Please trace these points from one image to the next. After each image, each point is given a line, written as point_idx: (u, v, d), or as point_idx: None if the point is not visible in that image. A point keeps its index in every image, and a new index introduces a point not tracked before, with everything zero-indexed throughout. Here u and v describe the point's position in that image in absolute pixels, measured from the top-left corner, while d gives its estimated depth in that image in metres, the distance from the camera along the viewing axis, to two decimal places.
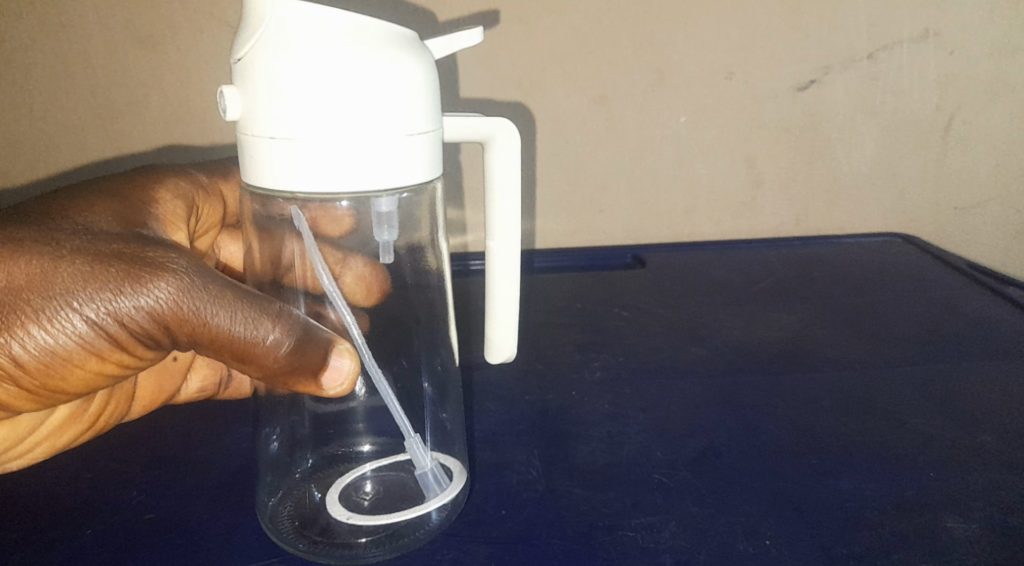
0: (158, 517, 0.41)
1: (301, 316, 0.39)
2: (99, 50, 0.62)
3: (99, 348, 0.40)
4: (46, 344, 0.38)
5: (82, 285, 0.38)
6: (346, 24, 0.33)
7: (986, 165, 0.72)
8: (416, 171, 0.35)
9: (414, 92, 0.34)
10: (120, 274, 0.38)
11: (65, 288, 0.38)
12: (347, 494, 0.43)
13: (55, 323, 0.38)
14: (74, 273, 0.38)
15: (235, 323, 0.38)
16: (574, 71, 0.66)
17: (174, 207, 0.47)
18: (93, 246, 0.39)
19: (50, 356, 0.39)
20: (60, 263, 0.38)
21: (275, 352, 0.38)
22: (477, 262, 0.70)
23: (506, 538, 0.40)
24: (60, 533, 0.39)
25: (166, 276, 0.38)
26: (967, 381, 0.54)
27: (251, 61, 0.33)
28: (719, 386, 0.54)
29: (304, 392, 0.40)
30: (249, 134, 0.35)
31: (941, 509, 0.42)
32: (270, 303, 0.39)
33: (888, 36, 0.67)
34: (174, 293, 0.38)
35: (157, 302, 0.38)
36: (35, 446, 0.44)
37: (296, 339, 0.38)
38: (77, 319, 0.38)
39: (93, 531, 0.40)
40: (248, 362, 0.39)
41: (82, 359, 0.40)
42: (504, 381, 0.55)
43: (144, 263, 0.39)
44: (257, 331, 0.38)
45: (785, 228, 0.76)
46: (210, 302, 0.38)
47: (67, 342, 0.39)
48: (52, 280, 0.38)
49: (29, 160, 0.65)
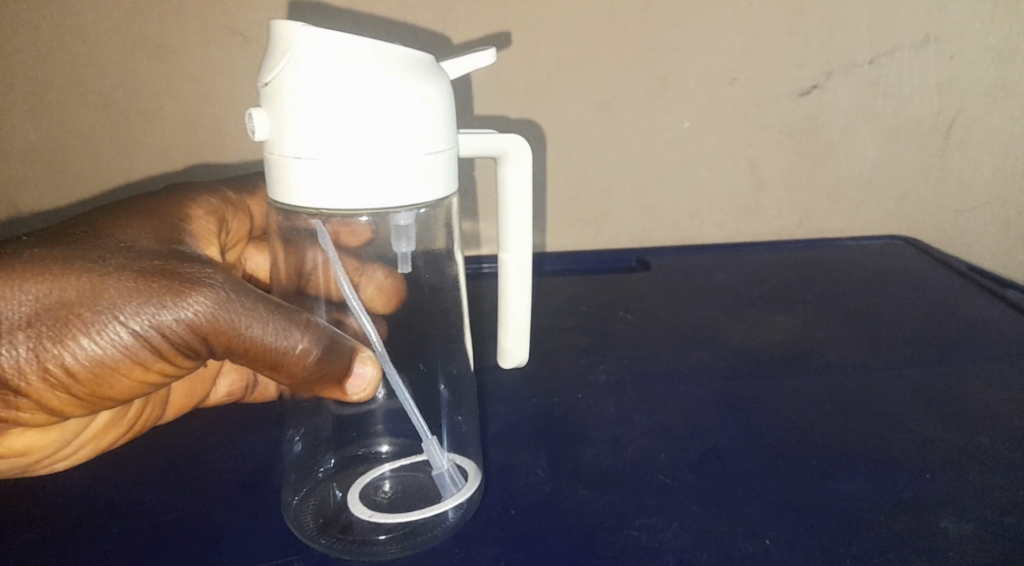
0: (174, 520, 0.42)
1: (328, 326, 0.42)
2: (115, 60, 0.63)
3: (143, 358, 0.41)
4: (96, 354, 0.40)
5: (128, 298, 0.39)
6: (370, 48, 0.35)
7: (984, 169, 0.73)
8: (433, 188, 0.37)
9: (430, 113, 0.36)
10: (163, 288, 0.40)
11: (111, 301, 0.39)
12: (368, 493, 0.45)
13: (102, 334, 0.39)
14: (120, 287, 0.40)
15: (269, 332, 0.40)
16: (579, 79, 0.67)
17: (206, 223, 0.49)
18: (136, 263, 0.41)
19: (99, 366, 0.40)
20: (106, 278, 0.40)
21: (305, 360, 0.40)
22: (490, 265, 0.71)
23: (514, 539, 0.42)
24: (84, 535, 0.41)
25: (203, 290, 0.40)
26: (963, 383, 0.55)
27: (277, 84, 0.35)
28: (721, 388, 0.55)
29: (330, 397, 0.42)
30: (276, 153, 0.36)
31: (936, 510, 0.43)
32: (298, 315, 0.41)
33: (887, 43, 0.68)
34: (211, 307, 0.40)
35: (197, 314, 0.40)
36: (80, 448, 0.46)
37: (324, 348, 0.40)
38: (123, 331, 0.40)
39: (114, 532, 0.41)
40: (279, 370, 0.41)
41: (128, 368, 0.41)
42: (512, 385, 0.56)
43: (184, 277, 0.40)
44: (288, 341, 0.40)
45: (787, 232, 0.77)
46: (246, 313, 0.40)
47: (114, 352, 0.40)
48: (99, 295, 0.39)
49: (46, 169, 0.66)
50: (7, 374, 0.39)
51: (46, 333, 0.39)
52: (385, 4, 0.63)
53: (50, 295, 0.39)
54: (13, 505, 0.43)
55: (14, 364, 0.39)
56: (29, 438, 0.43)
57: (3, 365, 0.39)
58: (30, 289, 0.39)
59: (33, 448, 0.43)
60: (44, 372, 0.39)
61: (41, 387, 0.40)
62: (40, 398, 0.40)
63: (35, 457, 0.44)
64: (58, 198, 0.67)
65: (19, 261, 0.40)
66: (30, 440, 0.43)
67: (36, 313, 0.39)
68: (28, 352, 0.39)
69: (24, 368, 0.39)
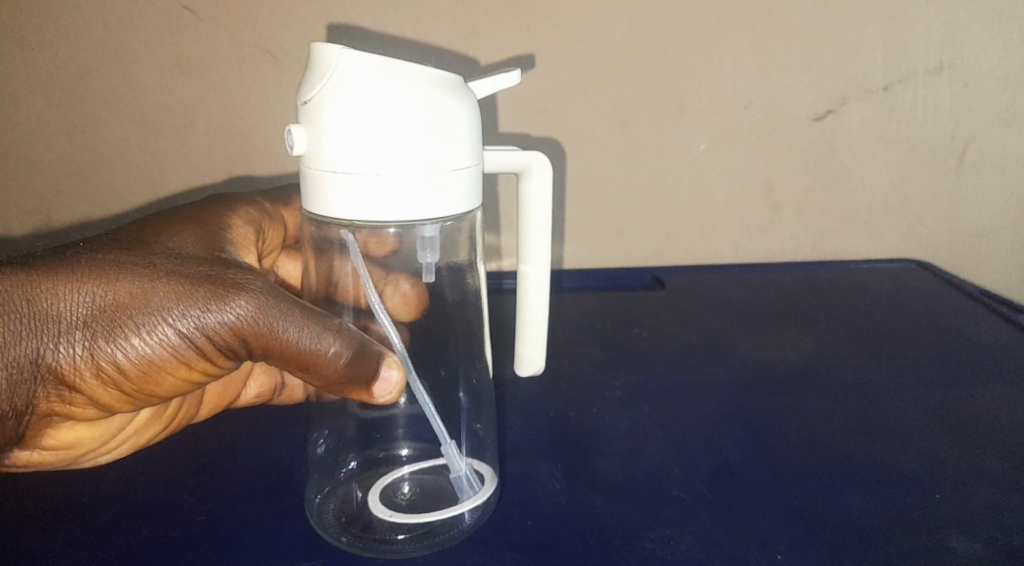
0: (208, 519, 0.44)
1: (358, 331, 0.43)
2: (150, 76, 0.66)
3: (188, 357, 0.43)
4: (145, 353, 0.42)
5: (175, 301, 0.41)
6: (401, 69, 0.36)
7: (998, 194, 0.74)
8: (459, 202, 0.39)
9: (458, 131, 0.38)
10: (207, 292, 0.41)
11: (160, 304, 0.41)
12: (387, 494, 0.46)
13: (151, 334, 0.42)
14: (167, 291, 0.41)
15: (303, 337, 0.41)
16: (598, 101, 0.69)
17: (245, 231, 0.51)
18: (183, 267, 0.42)
19: (147, 363, 0.43)
20: (155, 281, 0.41)
21: (335, 363, 0.42)
22: (512, 281, 0.73)
23: (531, 546, 0.43)
24: (122, 531, 0.43)
25: (244, 294, 0.42)
26: (975, 404, 0.56)
27: (314, 102, 0.37)
28: (734, 405, 0.56)
29: (357, 399, 0.44)
30: (311, 167, 0.38)
31: (946, 528, 0.44)
32: (331, 319, 0.42)
33: (902, 70, 0.69)
34: (251, 310, 0.41)
35: (238, 318, 0.41)
36: (123, 441, 0.49)
37: (354, 352, 0.42)
38: (170, 331, 0.42)
39: (152, 529, 0.43)
40: (311, 372, 0.42)
41: (173, 367, 0.43)
42: (529, 397, 0.57)
43: (227, 282, 0.42)
44: (321, 343, 0.41)
45: (802, 252, 0.78)
46: (283, 317, 0.41)
47: (161, 351, 0.42)
48: (148, 297, 0.41)
49: (81, 180, 0.69)
50: (64, 370, 0.42)
51: (99, 333, 0.41)
52: (411, 25, 0.65)
53: (103, 294, 0.41)
54: (59, 494, 0.46)
55: (71, 361, 0.41)
56: (78, 432, 0.46)
57: (60, 362, 0.41)
58: (84, 289, 0.41)
59: (81, 440, 0.46)
60: (98, 368, 0.42)
61: (94, 382, 0.43)
62: (92, 393, 0.43)
63: (82, 449, 0.47)
64: (92, 207, 0.70)
65: (74, 262, 0.42)
66: (80, 433, 0.46)
67: (91, 313, 0.41)
68: (82, 350, 0.41)
69: (79, 365, 0.42)
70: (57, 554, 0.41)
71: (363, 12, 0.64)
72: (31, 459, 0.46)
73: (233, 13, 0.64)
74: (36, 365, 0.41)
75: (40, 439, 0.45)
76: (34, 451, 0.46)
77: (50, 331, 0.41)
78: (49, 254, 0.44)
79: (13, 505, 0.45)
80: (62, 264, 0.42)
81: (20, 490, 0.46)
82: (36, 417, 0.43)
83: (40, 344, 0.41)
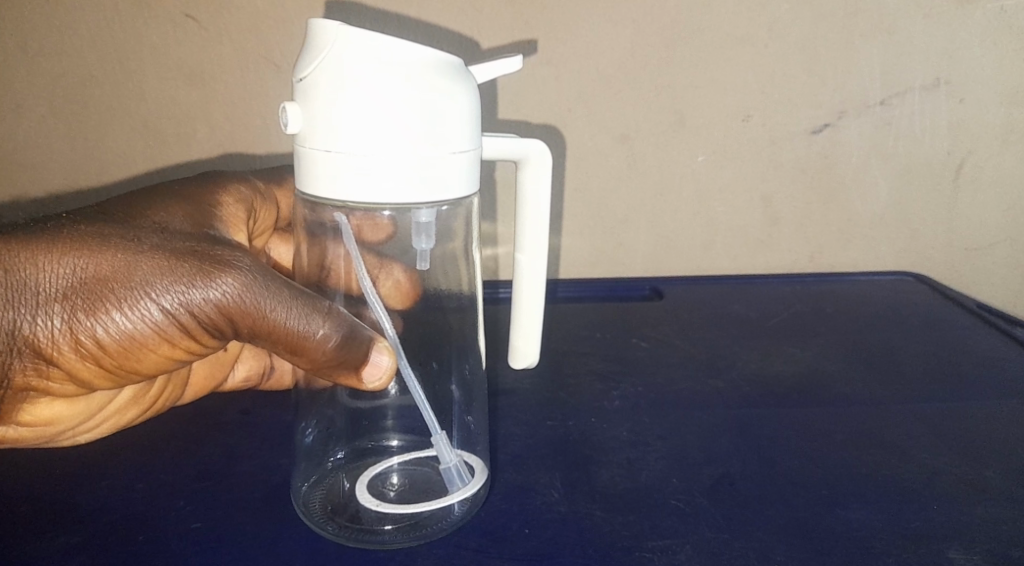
0: (204, 526, 0.42)
1: (348, 315, 0.42)
2: (154, 84, 0.66)
3: (171, 335, 0.43)
4: (126, 328, 0.42)
5: (160, 276, 0.41)
6: (394, 49, 0.36)
7: (997, 208, 0.74)
8: (455, 187, 0.39)
9: (455, 115, 0.38)
10: (194, 269, 0.41)
11: (144, 278, 0.41)
12: (375, 485, 0.46)
13: (134, 309, 0.41)
14: (152, 266, 0.41)
15: (291, 317, 0.41)
16: (599, 112, 0.69)
17: (236, 210, 0.50)
18: (171, 243, 0.42)
19: (129, 340, 0.42)
20: (141, 256, 0.41)
21: (324, 346, 0.41)
22: (506, 291, 0.72)
23: (530, 555, 0.42)
24: (114, 538, 0.41)
25: (232, 273, 0.41)
26: (974, 417, 0.55)
27: (311, 80, 0.37)
28: (735, 417, 0.55)
29: (345, 383, 0.44)
30: (306, 146, 0.38)
31: (948, 542, 0.43)
32: (320, 302, 0.42)
33: (900, 86, 0.70)
34: (239, 289, 0.41)
35: (225, 296, 0.41)
36: (102, 421, 0.50)
37: (343, 335, 0.41)
38: (154, 307, 0.41)
39: (146, 536, 0.42)
40: (299, 354, 0.42)
41: (155, 344, 0.43)
42: (526, 407, 0.56)
43: (214, 259, 0.42)
44: (309, 326, 0.41)
45: (802, 265, 0.78)
46: (272, 298, 0.41)
47: (143, 328, 0.42)
48: (133, 272, 0.41)
49: (80, 184, 0.69)
50: (42, 344, 0.41)
51: (80, 306, 0.41)
52: (413, 33, 0.65)
53: (87, 267, 0.41)
54: (51, 493, 0.45)
55: (50, 334, 0.41)
56: (55, 408, 0.47)
57: (38, 334, 0.41)
58: (66, 262, 0.41)
59: (58, 417, 0.47)
60: (79, 343, 0.42)
61: (72, 357, 0.42)
62: (70, 368, 0.43)
63: (61, 426, 0.48)
64: None
65: (57, 234, 0.42)
66: (56, 411, 0.47)
67: (72, 286, 0.41)
68: (62, 324, 0.41)
69: (58, 338, 0.41)
70: (49, 555, 0.40)
71: (366, 19, 0.65)
72: (8, 436, 0.47)
73: (234, 21, 0.64)
74: (15, 337, 0.41)
75: (17, 415, 0.46)
76: (14, 428, 0.47)
77: (27, 303, 0.40)
78: (32, 225, 0.43)
79: (5, 503, 0.44)
80: (45, 236, 0.41)
81: (11, 486, 0.45)
82: (12, 391, 0.43)
83: (18, 315, 0.40)
